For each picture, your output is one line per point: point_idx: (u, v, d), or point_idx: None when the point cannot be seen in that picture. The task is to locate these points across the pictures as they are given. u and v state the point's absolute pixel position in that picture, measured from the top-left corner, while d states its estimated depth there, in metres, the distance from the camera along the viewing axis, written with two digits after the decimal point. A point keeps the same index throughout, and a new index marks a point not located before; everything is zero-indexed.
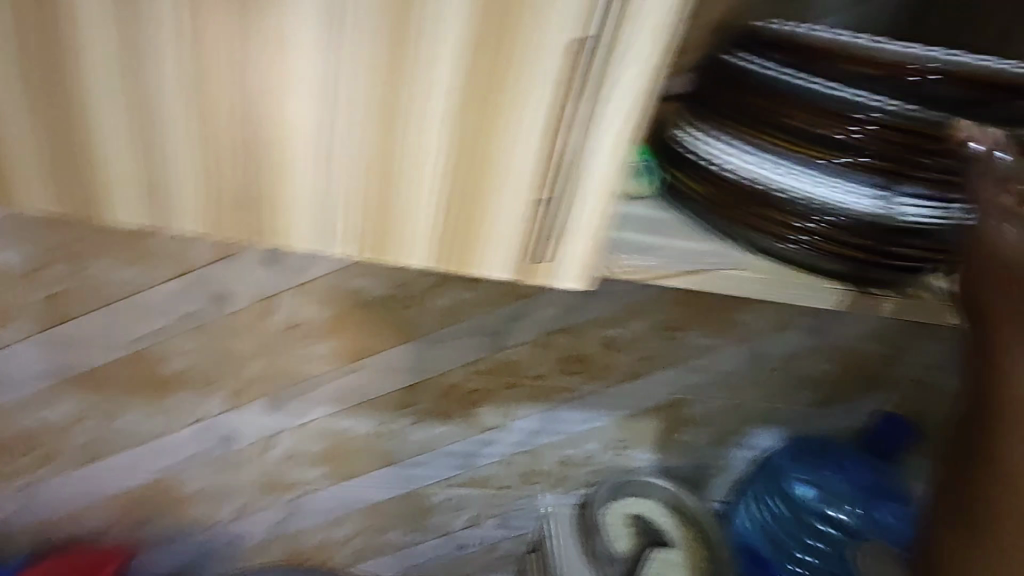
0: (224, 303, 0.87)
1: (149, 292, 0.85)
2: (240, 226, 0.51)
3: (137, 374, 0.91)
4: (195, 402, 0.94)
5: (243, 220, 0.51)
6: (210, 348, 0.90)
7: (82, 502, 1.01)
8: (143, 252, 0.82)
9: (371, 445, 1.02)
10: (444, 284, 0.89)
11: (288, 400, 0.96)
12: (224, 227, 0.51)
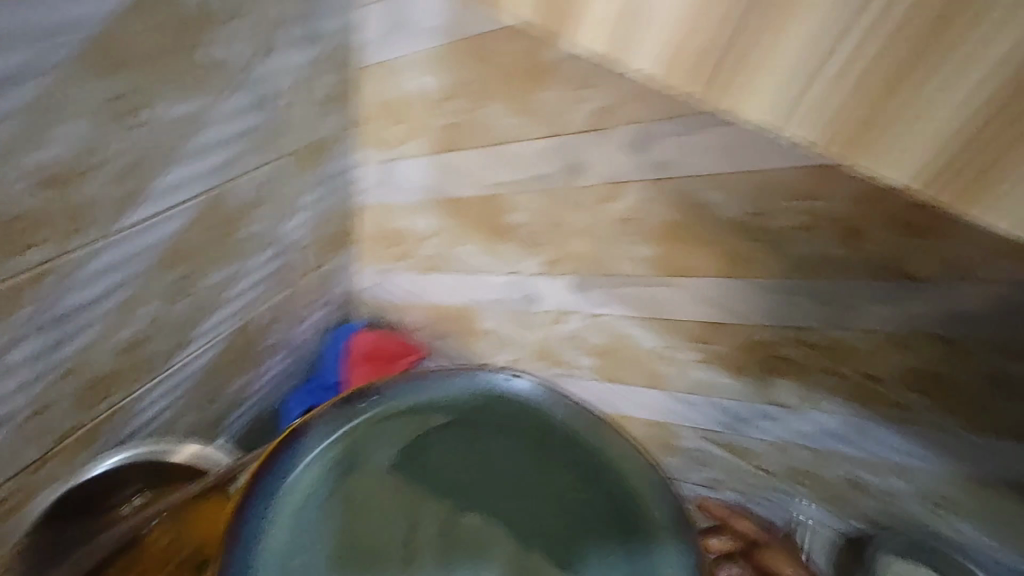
0: (576, 175, 0.89)
1: (521, 143, 0.90)
2: (694, 72, 0.39)
3: (483, 214, 1.01)
4: (517, 255, 1.03)
5: (702, 65, 0.38)
6: (548, 212, 0.94)
7: (413, 300, 1.24)
8: (530, 105, 0.86)
9: (648, 362, 1.00)
10: (811, 230, 0.75)
11: (597, 287, 0.98)
12: (675, 73, 0.39)
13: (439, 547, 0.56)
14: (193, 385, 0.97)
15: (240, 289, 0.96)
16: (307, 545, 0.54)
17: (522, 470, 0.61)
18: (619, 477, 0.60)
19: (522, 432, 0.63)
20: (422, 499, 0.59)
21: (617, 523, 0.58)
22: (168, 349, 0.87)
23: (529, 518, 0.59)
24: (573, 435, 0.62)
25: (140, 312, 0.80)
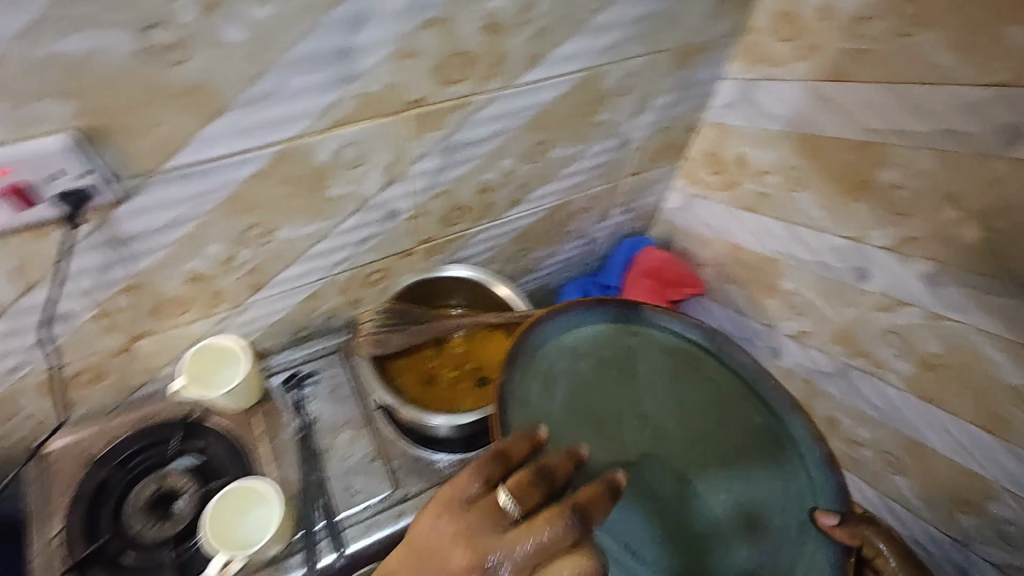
0: (1018, 141, 0.69)
1: (947, 87, 0.73)
2: None
3: (849, 162, 0.88)
4: (870, 220, 0.88)
5: None
6: (942, 180, 0.77)
7: (718, 235, 1.19)
8: (988, 40, 0.68)
9: (995, 398, 0.81)
10: None
11: (968, 287, 0.79)
12: None
13: (622, 449, 0.64)
14: (509, 241, 1.11)
15: (575, 170, 1.04)
16: (517, 404, 0.64)
17: (684, 411, 0.68)
18: (771, 414, 0.67)
19: (686, 370, 0.71)
20: (602, 404, 0.67)
21: (781, 445, 0.65)
22: (507, 202, 1.01)
23: (703, 435, 0.66)
24: (717, 379, 0.70)
25: (504, 162, 0.92)
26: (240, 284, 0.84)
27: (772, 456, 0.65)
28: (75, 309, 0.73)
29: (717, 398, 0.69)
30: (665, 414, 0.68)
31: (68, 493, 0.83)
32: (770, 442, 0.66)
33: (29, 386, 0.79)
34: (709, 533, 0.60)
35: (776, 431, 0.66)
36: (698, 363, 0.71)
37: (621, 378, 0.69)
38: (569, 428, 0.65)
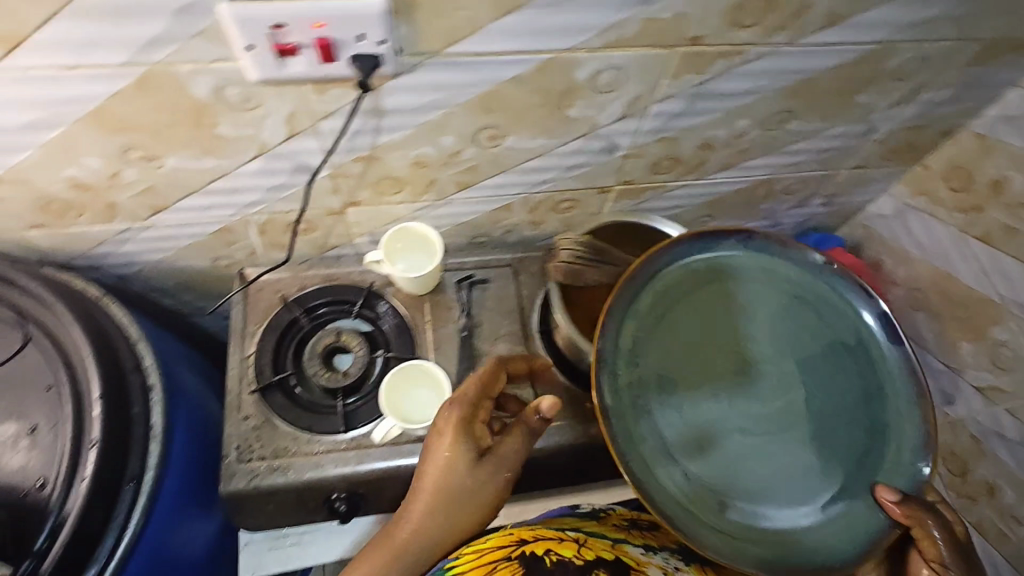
0: None
1: None
2: None
3: None
4: None
5: None
6: None
7: (928, 258, 1.07)
8: None
9: None
10: None
11: None
12: None
13: (698, 393, 0.69)
14: (700, 204, 1.06)
15: (803, 149, 0.95)
16: (630, 333, 0.68)
17: (790, 368, 0.70)
18: (892, 392, 0.68)
19: (814, 329, 0.71)
20: (699, 340, 0.70)
21: (877, 423, 0.67)
22: (718, 164, 0.95)
23: (808, 398, 0.69)
24: (848, 353, 0.70)
25: (738, 123, 0.86)
26: (452, 179, 0.86)
27: (863, 429, 0.67)
28: (316, 166, 0.77)
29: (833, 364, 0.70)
30: (765, 365, 0.70)
31: (261, 324, 0.93)
32: (870, 415, 0.68)
33: (257, 221, 0.87)
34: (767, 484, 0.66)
35: (887, 406, 0.68)
36: (821, 321, 0.71)
37: (732, 320, 0.70)
38: (672, 371, 0.68)
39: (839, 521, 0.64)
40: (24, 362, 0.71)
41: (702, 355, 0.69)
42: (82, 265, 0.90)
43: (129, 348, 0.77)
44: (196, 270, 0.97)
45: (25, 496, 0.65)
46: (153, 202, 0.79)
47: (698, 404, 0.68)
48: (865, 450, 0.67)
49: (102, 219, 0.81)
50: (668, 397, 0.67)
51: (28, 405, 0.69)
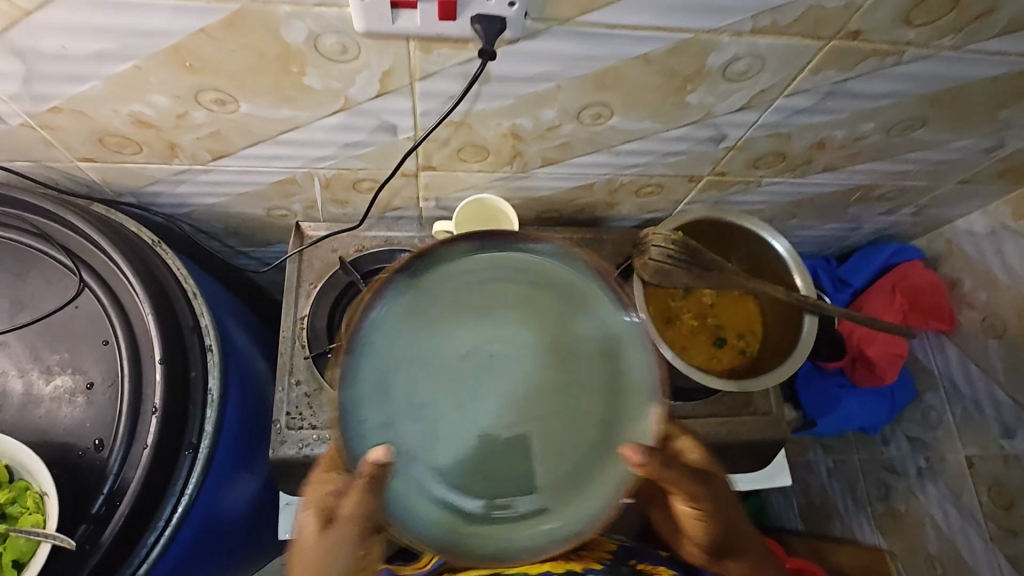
0: None
1: None
2: None
3: None
4: None
5: None
6: None
7: (1017, 285, 1.01)
8: None
9: None
10: None
11: None
12: None
13: (416, 399, 0.49)
14: (787, 202, 0.98)
15: (916, 158, 0.87)
16: (428, 386, 0.50)
17: (469, 325, 0.51)
18: (590, 342, 0.52)
19: (512, 293, 0.53)
20: (454, 330, 0.51)
21: (583, 381, 0.52)
22: (822, 165, 0.87)
23: (531, 380, 0.51)
24: (546, 301, 0.53)
25: (861, 126, 0.77)
26: (539, 154, 0.78)
27: (596, 414, 0.51)
28: (401, 126, 0.70)
29: (559, 325, 0.53)
30: (546, 362, 0.52)
31: (316, 284, 0.88)
32: (599, 374, 0.52)
33: (323, 176, 0.80)
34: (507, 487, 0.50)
35: (623, 371, 0.52)
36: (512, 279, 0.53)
37: (479, 296, 0.52)
38: (423, 394, 0.49)
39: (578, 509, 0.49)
40: (80, 312, 0.67)
41: (422, 339, 0.50)
42: (130, 202, 0.84)
43: (187, 305, 0.72)
44: (248, 217, 0.91)
45: (82, 457, 0.62)
46: (217, 146, 0.72)
47: (408, 387, 0.49)
48: (589, 432, 0.51)
49: (160, 158, 0.74)
50: (418, 413, 0.49)
51: (84, 360, 0.66)
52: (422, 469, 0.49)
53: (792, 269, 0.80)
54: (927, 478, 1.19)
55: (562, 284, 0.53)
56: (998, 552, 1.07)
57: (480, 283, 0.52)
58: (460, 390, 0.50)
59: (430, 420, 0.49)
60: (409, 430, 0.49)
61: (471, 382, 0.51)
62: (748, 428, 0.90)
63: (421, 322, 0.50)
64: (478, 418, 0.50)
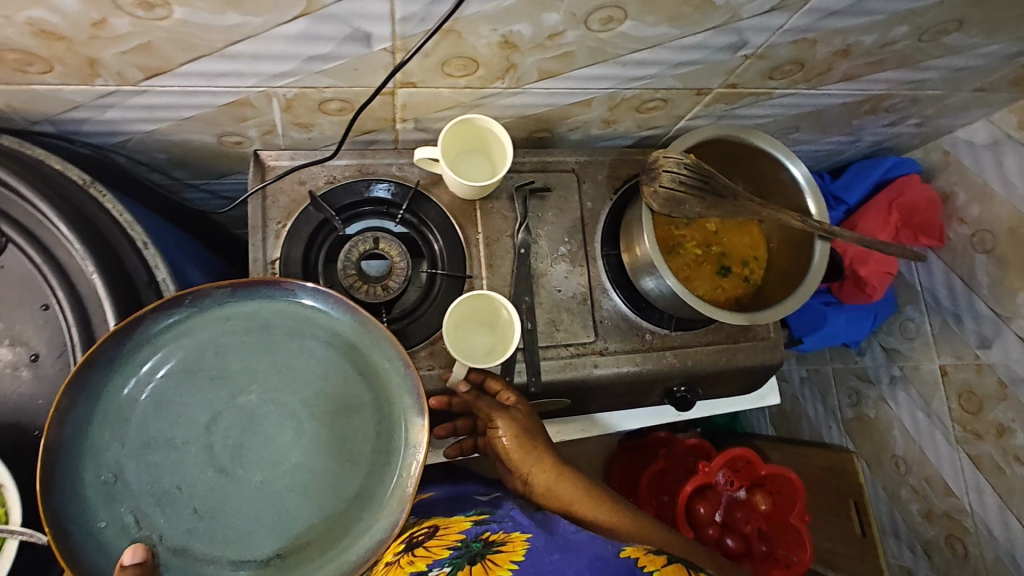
0: None
1: None
2: None
3: None
4: None
5: None
6: None
7: (1013, 199, 0.99)
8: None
9: None
10: None
11: None
12: None
13: (207, 461, 0.57)
14: (796, 115, 0.91)
15: (938, 66, 0.82)
16: (213, 444, 0.58)
17: (220, 390, 0.59)
18: (347, 372, 0.62)
19: (241, 350, 0.60)
20: (225, 391, 0.59)
21: (348, 406, 0.61)
22: (841, 75, 0.80)
23: (307, 414, 0.60)
24: (285, 341, 0.61)
25: (891, 31, 0.70)
26: (536, 66, 0.68)
27: (369, 423, 0.61)
28: (377, 35, 0.58)
29: (307, 369, 0.61)
30: (309, 395, 0.61)
31: (285, 223, 0.78)
32: (364, 392, 0.61)
33: (282, 96, 0.68)
34: (313, 503, 0.59)
35: (383, 385, 0.62)
36: (242, 333, 0.60)
37: (235, 359, 0.60)
38: (216, 454, 0.58)
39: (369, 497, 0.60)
40: (7, 274, 0.57)
41: (157, 420, 0.57)
42: (48, 131, 0.70)
43: (137, 258, 0.62)
44: (195, 145, 0.78)
45: (40, 439, 0.55)
46: (149, 63, 0.59)
47: (197, 447, 0.57)
48: (365, 443, 0.61)
49: (77, 78, 0.61)
50: (220, 468, 0.57)
51: (21, 328, 0.56)
52: (201, 549, 0.56)
53: (807, 193, 0.75)
54: (899, 386, 1.21)
55: (297, 322, 0.61)
56: (962, 453, 1.09)
57: (225, 347, 0.60)
58: (218, 449, 0.58)
59: (189, 500, 0.56)
60: (163, 518, 0.55)
61: (235, 437, 0.58)
62: (745, 353, 0.89)
63: (152, 403, 0.57)
64: (240, 446, 0.58)
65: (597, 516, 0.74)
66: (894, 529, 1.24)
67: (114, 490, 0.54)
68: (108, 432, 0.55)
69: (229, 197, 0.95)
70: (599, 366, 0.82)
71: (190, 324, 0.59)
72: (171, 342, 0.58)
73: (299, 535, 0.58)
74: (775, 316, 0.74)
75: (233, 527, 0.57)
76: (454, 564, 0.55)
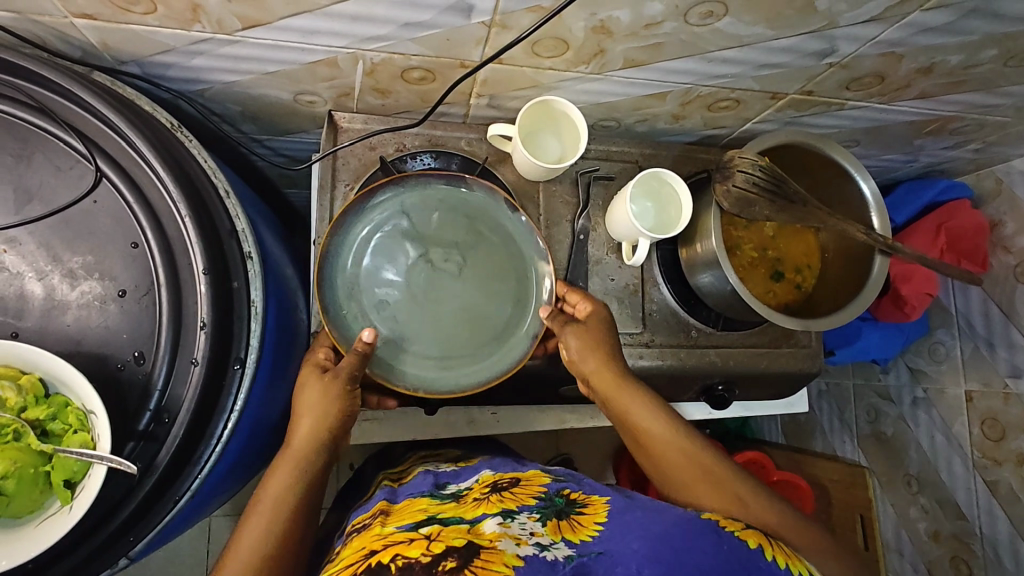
0: None
1: None
2: None
3: None
4: None
5: None
6: None
7: None
8: None
9: None
10: None
11: None
12: None
13: (408, 283, 0.73)
14: (861, 129, 0.92)
15: (1014, 92, 0.82)
16: (412, 275, 0.73)
17: (419, 239, 0.74)
18: (503, 251, 0.76)
19: (435, 219, 0.74)
20: (424, 240, 0.74)
21: (498, 275, 0.76)
22: (917, 92, 0.80)
23: (471, 272, 0.75)
24: (464, 220, 0.75)
25: (979, 53, 0.70)
26: (624, 54, 0.68)
27: (512, 292, 0.75)
28: (479, 8, 0.59)
29: (476, 242, 0.75)
30: (478, 258, 0.75)
31: (354, 186, 0.79)
32: (512, 271, 0.75)
33: (369, 60, 0.69)
34: (463, 332, 0.74)
35: (525, 271, 0.75)
36: (438, 209, 0.74)
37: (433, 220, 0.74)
38: (414, 280, 0.73)
39: (504, 341, 0.74)
40: (100, 209, 0.59)
41: (382, 251, 0.72)
42: (134, 72, 0.71)
43: (220, 205, 0.63)
44: (271, 101, 0.79)
45: (122, 370, 0.57)
46: (250, 14, 0.60)
47: (402, 275, 0.73)
48: (506, 306, 0.75)
49: (177, 22, 0.61)
50: (416, 291, 0.74)
51: (110, 263, 0.58)
52: (398, 342, 0.72)
53: (872, 209, 0.76)
54: (921, 407, 1.22)
55: (473, 210, 0.75)
56: (978, 478, 1.11)
57: (427, 211, 0.74)
58: (414, 279, 0.74)
59: (394, 309, 0.72)
60: (378, 317, 0.72)
61: (425, 274, 0.74)
62: (784, 359, 0.90)
63: (380, 237, 0.72)
64: (428, 281, 0.74)
65: (703, 478, 0.65)
66: (897, 545, 1.26)
67: (352, 289, 0.71)
68: (351, 250, 0.71)
69: (290, 155, 0.96)
70: (644, 357, 0.84)
71: (406, 192, 0.73)
72: (394, 203, 0.73)
73: (453, 351, 0.73)
74: (829, 325, 0.75)
75: (416, 334, 0.73)
76: (544, 513, 0.56)
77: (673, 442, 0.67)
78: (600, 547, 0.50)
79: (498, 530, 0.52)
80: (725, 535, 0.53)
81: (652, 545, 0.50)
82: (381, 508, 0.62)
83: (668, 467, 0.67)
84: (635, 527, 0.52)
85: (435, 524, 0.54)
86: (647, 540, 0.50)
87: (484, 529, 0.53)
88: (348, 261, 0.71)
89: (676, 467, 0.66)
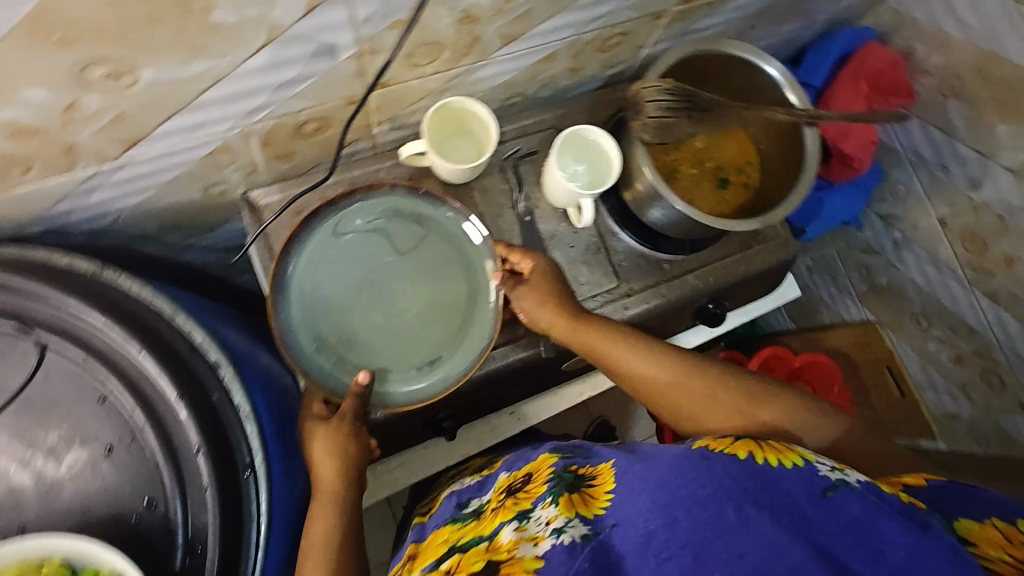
0: None
1: None
2: None
3: None
4: None
5: None
6: None
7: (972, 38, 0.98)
8: None
9: None
10: None
11: None
12: None
13: (364, 308, 0.73)
14: (750, 14, 0.92)
15: None
16: (364, 299, 0.73)
17: (351, 261, 0.74)
18: (435, 239, 0.76)
19: (360, 236, 0.74)
20: (358, 261, 0.74)
21: (441, 261, 0.76)
22: None
23: (414, 269, 0.75)
24: (387, 225, 0.75)
25: None
26: (498, 32, 0.68)
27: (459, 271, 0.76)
28: (341, 44, 0.58)
29: (406, 240, 0.75)
30: (414, 255, 0.75)
31: None
32: (451, 254, 0.76)
33: (259, 131, 0.68)
34: (435, 327, 0.74)
35: (464, 250, 0.76)
36: (358, 227, 0.74)
37: (356, 239, 0.74)
38: (367, 303, 0.73)
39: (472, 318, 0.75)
40: (53, 377, 0.58)
41: (326, 290, 0.72)
42: (40, 231, 0.69)
43: (171, 325, 0.61)
44: (185, 205, 0.77)
45: (139, 521, 0.57)
46: (125, 134, 0.58)
47: (354, 303, 0.73)
48: (459, 286, 0.75)
49: (58, 168, 0.60)
50: (373, 311, 0.73)
51: (85, 424, 0.57)
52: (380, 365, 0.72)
53: (784, 86, 0.77)
54: (904, 248, 1.24)
55: (391, 214, 0.75)
56: (979, 292, 1.12)
57: (349, 235, 0.74)
58: (366, 301, 0.73)
59: (363, 337, 0.72)
60: (353, 353, 0.72)
61: (373, 291, 0.74)
62: (761, 257, 0.91)
63: (317, 277, 0.72)
64: (380, 297, 0.74)
65: (707, 402, 0.64)
66: (930, 383, 1.28)
67: (317, 340, 0.71)
68: (299, 303, 0.71)
69: (227, 247, 0.95)
70: (630, 307, 0.84)
71: (321, 226, 0.73)
72: (315, 241, 0.73)
73: (434, 348, 0.74)
74: (785, 210, 0.76)
75: (392, 350, 0.73)
76: (556, 493, 0.53)
77: (667, 372, 0.66)
78: (613, 518, 0.48)
79: (515, 537, 0.50)
80: (716, 457, 0.49)
81: (652, 497, 0.47)
82: (410, 552, 0.63)
83: (669, 401, 0.66)
84: (638, 484, 0.49)
85: (454, 556, 0.53)
86: (649, 493, 0.47)
87: (502, 541, 0.51)
88: (300, 315, 0.71)
89: (676, 400, 0.66)
